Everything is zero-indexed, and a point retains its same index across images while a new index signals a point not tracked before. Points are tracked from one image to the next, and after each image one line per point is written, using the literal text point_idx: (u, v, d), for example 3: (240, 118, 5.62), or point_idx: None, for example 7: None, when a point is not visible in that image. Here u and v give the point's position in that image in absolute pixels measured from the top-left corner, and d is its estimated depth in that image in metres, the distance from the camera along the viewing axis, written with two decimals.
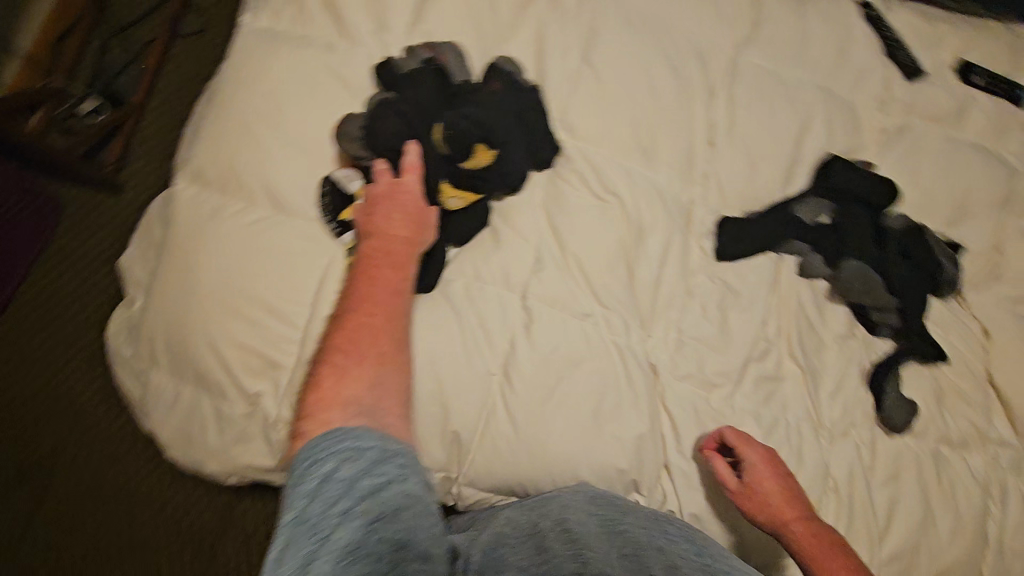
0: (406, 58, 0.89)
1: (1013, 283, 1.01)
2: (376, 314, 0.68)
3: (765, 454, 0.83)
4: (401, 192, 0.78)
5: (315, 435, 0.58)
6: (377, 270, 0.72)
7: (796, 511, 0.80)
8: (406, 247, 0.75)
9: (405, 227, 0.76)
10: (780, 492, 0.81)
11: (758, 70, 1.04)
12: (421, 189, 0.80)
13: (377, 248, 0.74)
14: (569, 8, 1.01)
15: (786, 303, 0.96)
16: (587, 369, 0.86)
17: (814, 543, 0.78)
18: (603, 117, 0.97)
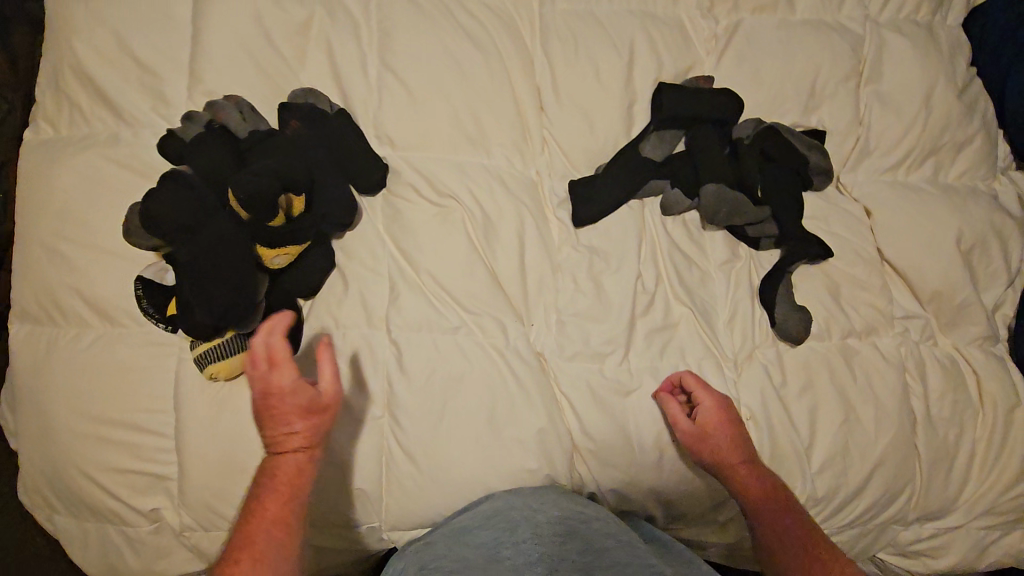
0: (185, 125, 0.81)
1: (885, 152, 0.96)
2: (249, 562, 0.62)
3: (720, 400, 0.84)
4: (274, 402, 0.68)
5: None
6: (259, 502, 0.67)
7: (742, 455, 0.82)
8: (292, 466, 0.70)
9: (291, 438, 0.69)
10: (726, 437, 0.82)
11: (569, 12, 0.97)
12: (296, 385, 0.69)
13: (266, 472, 0.69)
14: (350, 11, 0.93)
15: (659, 248, 0.92)
16: (469, 383, 0.84)
17: (755, 487, 0.80)
18: (417, 118, 0.91)
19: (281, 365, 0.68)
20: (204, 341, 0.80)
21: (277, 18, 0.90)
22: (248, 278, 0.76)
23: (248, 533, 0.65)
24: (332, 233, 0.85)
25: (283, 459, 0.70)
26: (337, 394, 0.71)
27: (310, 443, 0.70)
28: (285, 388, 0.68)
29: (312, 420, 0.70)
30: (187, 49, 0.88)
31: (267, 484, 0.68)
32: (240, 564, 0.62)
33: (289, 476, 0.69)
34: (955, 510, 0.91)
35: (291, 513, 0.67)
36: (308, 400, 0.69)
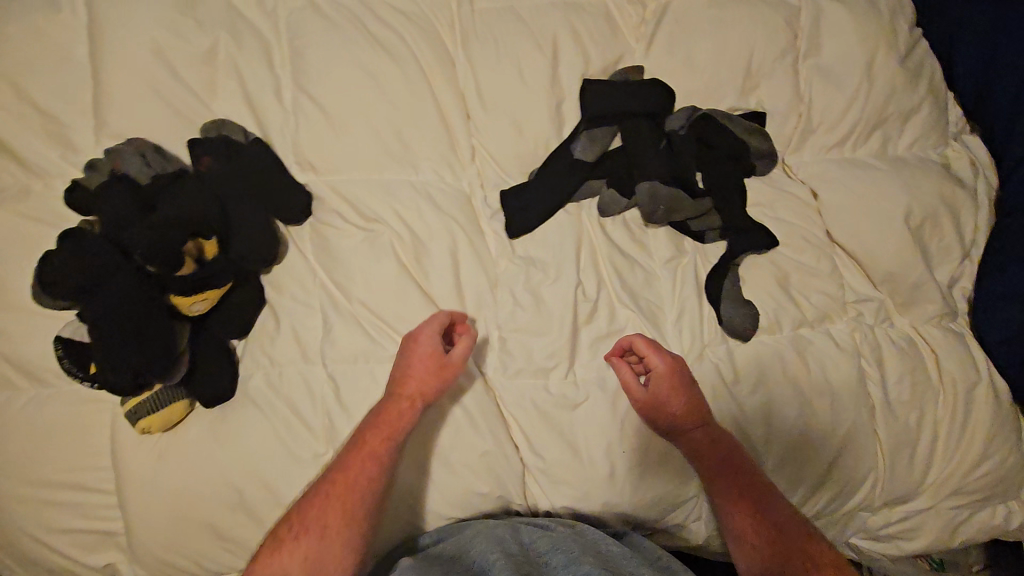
0: (91, 174, 0.78)
1: (830, 129, 0.92)
2: (339, 490, 0.72)
3: (672, 363, 0.81)
4: (411, 348, 0.80)
5: None
6: (364, 434, 0.75)
7: (698, 420, 0.80)
8: (401, 406, 0.77)
9: (407, 383, 0.78)
10: (679, 401, 0.80)
11: (489, 11, 0.92)
12: (435, 339, 0.80)
13: (376, 409, 0.77)
14: (258, 33, 0.89)
15: (599, 252, 0.89)
16: None
17: (710, 448, 0.79)
18: (337, 140, 0.87)
19: (433, 319, 0.80)
20: (132, 397, 0.79)
21: (179, 47, 0.86)
22: (168, 333, 0.75)
23: (350, 456, 0.74)
24: (257, 269, 0.83)
25: (392, 402, 0.77)
26: (458, 361, 0.79)
27: (419, 395, 0.77)
28: (424, 337, 0.80)
29: (430, 376, 0.78)
30: (89, 91, 0.85)
31: (375, 415, 0.77)
32: (336, 486, 0.73)
33: (395, 417, 0.76)
34: (921, 492, 0.89)
35: (385, 455, 0.75)
36: (433, 356, 0.79)
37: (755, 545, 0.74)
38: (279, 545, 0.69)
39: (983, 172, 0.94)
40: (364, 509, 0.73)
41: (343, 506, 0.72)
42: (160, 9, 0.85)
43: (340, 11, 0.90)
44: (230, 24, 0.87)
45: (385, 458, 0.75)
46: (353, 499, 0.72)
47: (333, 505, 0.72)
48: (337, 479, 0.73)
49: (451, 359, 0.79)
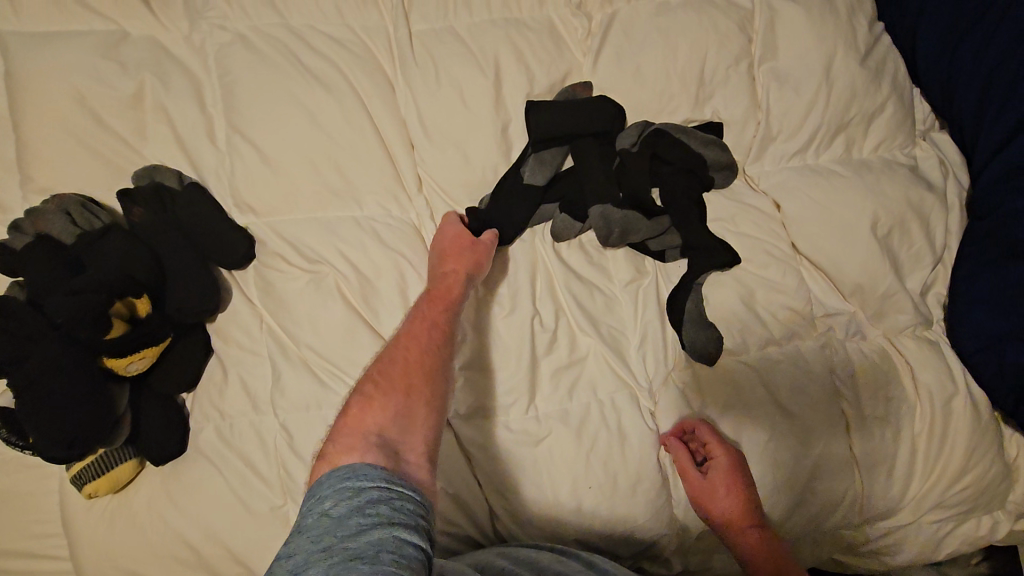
0: (17, 235, 0.75)
1: (788, 138, 0.89)
2: (416, 354, 0.69)
3: (738, 458, 0.79)
4: (443, 234, 0.82)
5: (345, 466, 0.53)
6: (416, 312, 0.75)
7: (754, 521, 0.78)
8: (449, 280, 0.78)
9: (447, 263, 0.79)
10: (738, 499, 0.77)
11: (427, 32, 0.88)
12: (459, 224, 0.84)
13: (427, 292, 0.77)
14: (186, 72, 0.85)
15: (555, 278, 0.86)
16: None
17: (763, 554, 0.76)
18: (275, 180, 0.84)
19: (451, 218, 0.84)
20: (76, 462, 0.75)
21: (103, 93, 0.82)
22: (103, 397, 0.71)
23: (414, 326, 0.73)
24: (198, 320, 0.80)
25: (438, 289, 0.77)
26: (488, 241, 0.82)
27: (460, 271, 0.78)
28: (445, 225, 0.83)
29: (466, 254, 0.79)
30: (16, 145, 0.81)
31: (428, 300, 0.76)
32: (410, 350, 0.69)
33: (447, 296, 0.76)
34: (904, 507, 0.86)
35: (445, 323, 0.74)
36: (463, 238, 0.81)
37: None
38: (369, 400, 0.63)
39: (952, 170, 0.92)
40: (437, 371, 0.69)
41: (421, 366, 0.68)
42: (80, 54, 0.82)
43: (272, 43, 0.87)
44: (155, 65, 0.84)
45: (446, 326, 0.74)
46: (427, 359, 0.69)
47: (406, 366, 0.67)
48: (406, 342, 0.70)
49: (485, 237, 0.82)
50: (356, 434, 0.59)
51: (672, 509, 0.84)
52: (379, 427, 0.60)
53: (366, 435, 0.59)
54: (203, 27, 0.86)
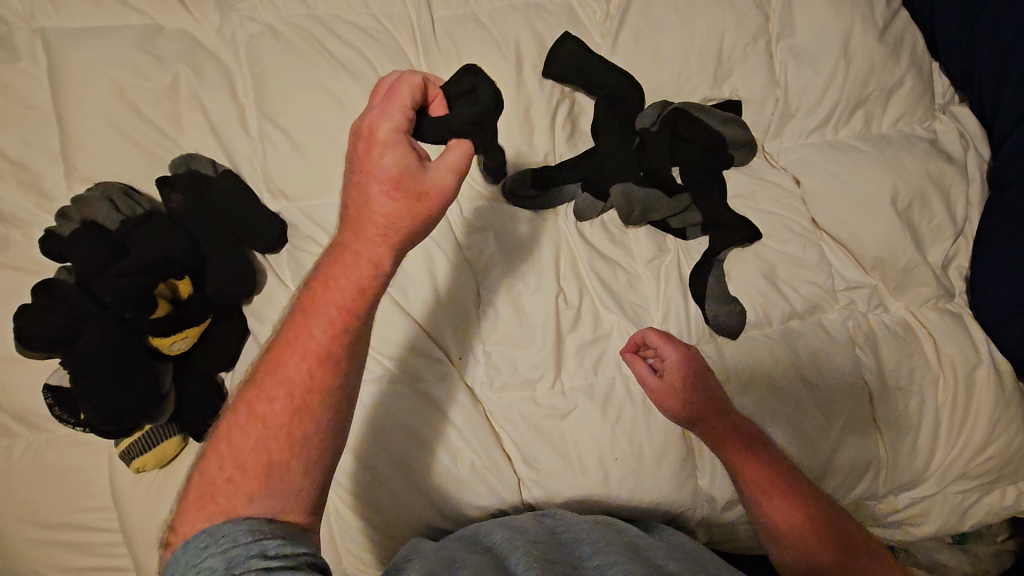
0: (65, 222, 0.79)
1: (808, 115, 0.90)
2: (285, 395, 0.56)
3: (691, 353, 0.77)
4: (366, 168, 0.59)
5: (197, 537, 0.49)
6: (306, 313, 0.59)
7: (720, 410, 0.76)
8: (354, 265, 0.60)
9: (366, 231, 0.60)
10: (701, 393, 0.75)
11: (449, 19, 0.91)
12: (389, 147, 0.58)
13: (326, 277, 0.61)
14: (219, 63, 0.88)
15: (579, 257, 0.87)
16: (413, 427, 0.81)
17: (735, 441, 0.75)
18: (306, 166, 0.87)
19: (390, 110, 0.60)
20: (123, 438, 0.78)
21: (142, 85, 0.86)
22: (150, 375, 0.74)
23: (288, 349, 0.58)
24: (236, 302, 0.83)
25: (347, 255, 0.61)
26: (435, 178, 0.60)
27: (389, 233, 0.60)
28: (376, 144, 0.59)
29: (400, 205, 0.59)
30: (61, 136, 0.85)
31: (328, 279, 0.60)
32: (279, 388, 0.56)
33: (360, 275, 0.60)
34: (927, 478, 0.86)
35: (335, 351, 0.58)
36: (404, 170, 0.58)
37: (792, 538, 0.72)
38: (207, 496, 0.52)
39: (973, 144, 0.92)
40: (315, 431, 0.56)
41: (285, 435, 0.55)
42: (119, 48, 0.86)
43: (300, 33, 0.89)
44: (190, 57, 0.87)
45: (331, 363, 0.58)
46: (299, 420, 0.56)
47: (263, 438, 0.55)
48: (269, 397, 0.56)
49: (425, 172, 0.59)
50: (201, 518, 0.51)
51: (697, 480, 0.85)
52: (234, 501, 0.52)
53: (222, 511, 0.51)
54: (234, 19, 0.89)
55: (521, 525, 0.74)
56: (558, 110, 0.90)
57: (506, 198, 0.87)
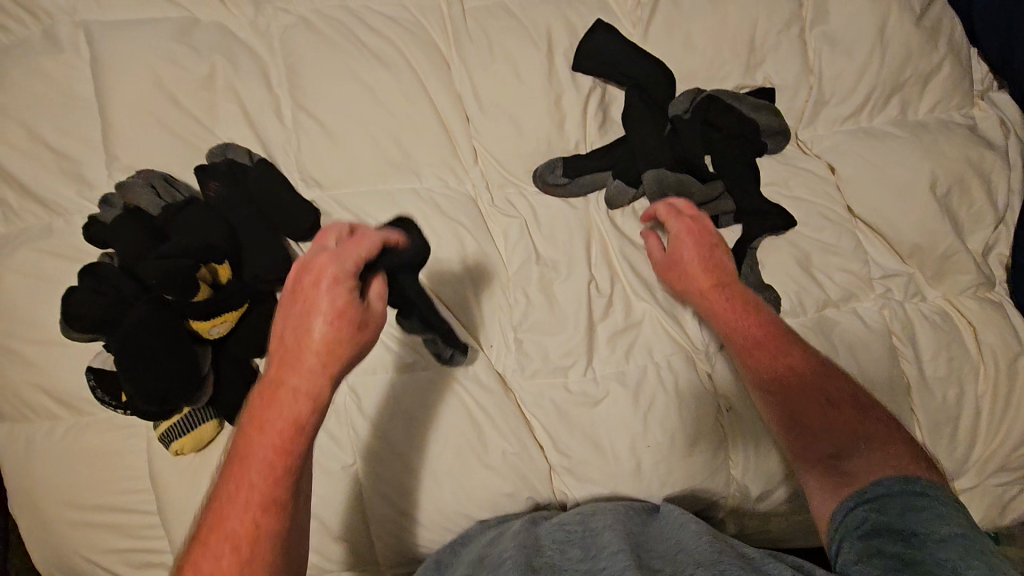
0: (108, 209, 0.81)
1: (842, 101, 0.89)
2: (230, 554, 0.51)
3: (690, 223, 0.82)
4: (307, 300, 0.55)
5: None
6: (244, 457, 0.54)
7: (712, 272, 0.80)
8: (296, 401, 0.54)
9: (304, 365, 0.54)
10: (696, 254, 0.81)
11: (480, 10, 0.91)
12: (333, 281, 0.55)
13: (261, 415, 0.54)
14: (254, 55, 0.90)
15: (610, 245, 0.88)
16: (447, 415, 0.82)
17: (727, 304, 0.78)
18: (339, 155, 0.88)
19: (341, 251, 0.56)
20: (165, 421, 0.79)
21: (181, 77, 0.88)
22: (190, 359, 0.75)
23: (228, 501, 0.53)
24: (271, 288, 0.83)
25: (283, 389, 0.54)
26: (378, 311, 0.58)
27: (332, 363, 0.55)
28: (319, 279, 0.55)
29: (341, 337, 0.55)
30: (102, 126, 0.87)
31: (263, 421, 0.54)
32: (223, 550, 0.51)
33: (295, 411, 0.54)
34: (968, 470, 0.84)
35: (280, 494, 0.54)
36: (351, 301, 0.55)
37: (794, 414, 0.72)
38: None
39: (1013, 130, 0.90)
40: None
41: None
42: (158, 40, 0.88)
43: (332, 24, 0.91)
44: (227, 49, 0.89)
45: (273, 508, 0.53)
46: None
47: None
48: (212, 557, 0.51)
49: (369, 306, 0.57)
50: None
51: (731, 469, 0.85)
52: None
53: None
54: (268, 11, 0.91)
55: (509, 532, 0.73)
56: (589, 98, 0.90)
57: (537, 186, 0.89)
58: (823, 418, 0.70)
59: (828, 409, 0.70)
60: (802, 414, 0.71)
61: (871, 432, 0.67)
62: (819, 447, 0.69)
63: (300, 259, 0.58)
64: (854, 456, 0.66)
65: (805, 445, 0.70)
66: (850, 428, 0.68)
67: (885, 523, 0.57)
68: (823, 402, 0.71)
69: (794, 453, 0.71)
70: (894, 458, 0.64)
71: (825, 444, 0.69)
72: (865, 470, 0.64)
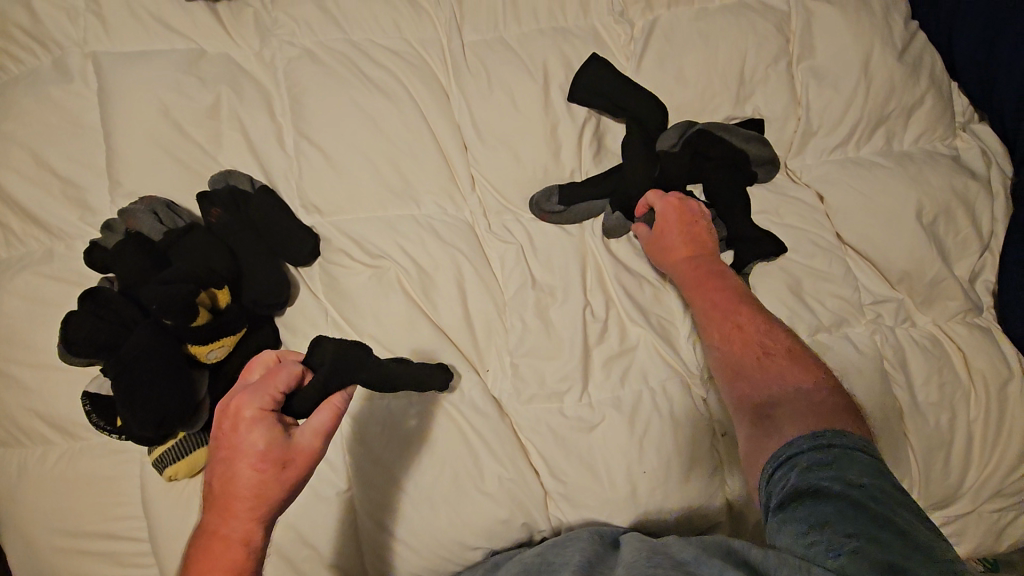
0: (108, 235, 0.82)
1: (829, 132, 0.92)
2: None
3: (673, 204, 0.86)
4: (230, 445, 0.53)
5: None
6: None
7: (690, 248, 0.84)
8: (231, 551, 0.52)
9: (235, 513, 0.53)
10: (676, 233, 0.85)
11: (478, 43, 0.95)
12: (252, 424, 0.53)
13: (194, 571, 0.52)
14: (259, 86, 0.93)
15: (604, 270, 0.89)
16: (443, 441, 0.82)
17: (699, 273, 0.82)
18: (339, 182, 0.90)
19: (262, 386, 0.55)
20: (159, 445, 0.79)
21: (186, 106, 0.90)
22: (185, 384, 0.75)
23: None
24: (269, 313, 0.84)
25: (214, 541, 0.53)
26: (308, 444, 0.55)
27: (261, 506, 0.53)
28: (240, 423, 0.54)
29: (267, 478, 0.53)
30: (106, 153, 0.88)
31: None
32: None
33: (228, 563, 0.52)
34: (962, 496, 0.85)
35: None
36: (274, 442, 0.53)
37: (742, 366, 0.74)
38: None
39: (996, 160, 0.93)
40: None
41: None
42: (165, 70, 0.90)
43: (335, 56, 0.93)
44: (232, 80, 0.92)
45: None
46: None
47: None
48: None
49: (298, 440, 0.55)
50: None
51: (726, 495, 0.85)
52: None
53: None
54: (273, 44, 0.94)
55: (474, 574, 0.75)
56: (584, 128, 0.93)
57: (534, 214, 0.91)
58: (763, 370, 0.72)
59: (767, 359, 0.72)
60: (746, 367, 0.73)
61: (804, 378, 0.69)
62: (754, 396, 0.70)
63: (224, 398, 0.57)
64: (781, 408, 0.66)
65: (746, 397, 0.71)
66: (785, 376, 0.70)
67: (792, 483, 0.57)
68: (769, 354, 0.73)
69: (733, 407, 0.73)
70: (817, 406, 0.64)
71: (759, 394, 0.70)
72: (790, 416, 0.65)
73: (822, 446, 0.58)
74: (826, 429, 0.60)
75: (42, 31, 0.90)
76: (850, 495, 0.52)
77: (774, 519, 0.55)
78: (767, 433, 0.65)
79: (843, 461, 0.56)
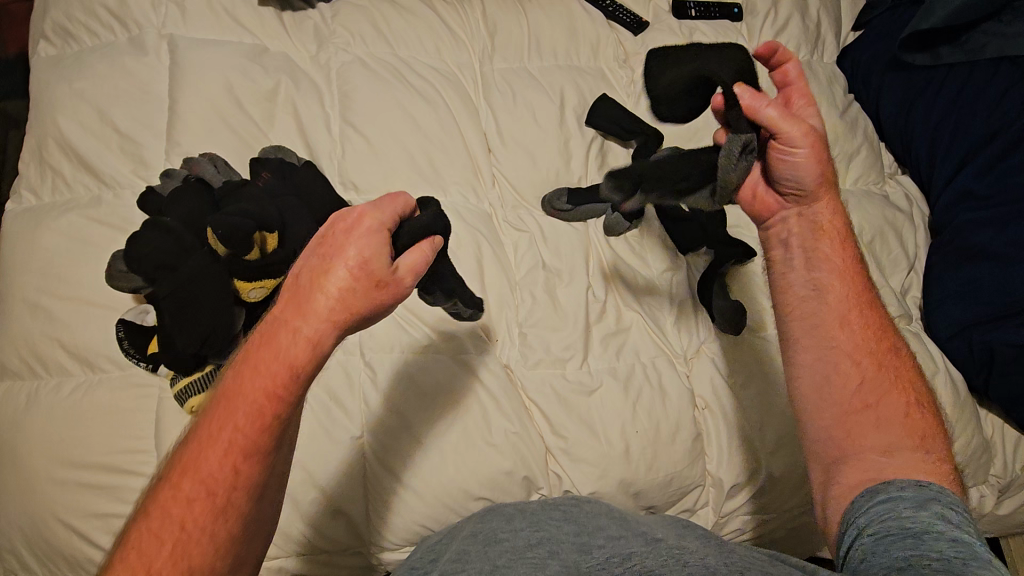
0: (165, 182, 0.90)
1: None
2: (220, 479, 0.55)
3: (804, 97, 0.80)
4: (336, 244, 0.59)
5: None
6: (238, 382, 0.57)
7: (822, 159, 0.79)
8: (303, 342, 0.57)
9: (315, 308, 0.57)
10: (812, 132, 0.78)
11: (506, 69, 1.13)
12: (363, 236, 0.59)
13: (262, 336, 0.58)
14: (314, 79, 1.06)
15: (604, 262, 1.03)
16: (458, 392, 0.89)
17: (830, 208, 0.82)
18: (378, 164, 1.02)
19: (383, 209, 0.62)
20: (184, 377, 0.84)
21: (248, 88, 1.01)
22: (225, 313, 0.80)
23: (219, 412, 0.57)
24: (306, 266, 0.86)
25: (287, 329, 0.57)
26: (399, 278, 0.60)
27: (338, 312, 0.57)
28: (355, 229, 0.59)
29: (357, 287, 0.57)
30: (167, 119, 0.97)
31: (259, 350, 0.58)
32: (201, 458, 0.55)
33: (293, 354, 0.57)
34: None
35: (263, 440, 0.56)
36: (375, 258, 0.58)
37: (871, 380, 0.75)
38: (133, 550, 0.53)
39: (917, 203, 1.15)
40: (239, 534, 0.56)
41: (215, 500, 0.55)
42: (233, 57, 1.02)
43: (383, 64, 1.08)
44: (291, 72, 1.05)
45: (253, 458, 0.56)
46: (218, 523, 0.55)
47: (189, 513, 0.54)
48: (206, 459, 0.55)
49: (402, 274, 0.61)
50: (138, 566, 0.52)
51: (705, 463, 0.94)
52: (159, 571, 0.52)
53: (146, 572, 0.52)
54: (330, 48, 1.09)
55: (525, 508, 0.81)
56: (591, 145, 1.11)
57: (546, 210, 1.04)
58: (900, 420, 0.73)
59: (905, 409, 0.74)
60: (881, 409, 0.74)
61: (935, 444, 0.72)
62: (877, 439, 0.72)
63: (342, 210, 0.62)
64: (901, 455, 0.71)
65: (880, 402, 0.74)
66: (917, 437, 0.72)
67: (895, 523, 0.61)
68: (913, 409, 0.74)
69: (843, 427, 0.75)
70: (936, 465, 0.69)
71: (884, 433, 0.72)
72: (906, 468, 0.69)
73: (933, 501, 0.63)
74: (932, 485, 0.66)
75: (125, 13, 1.01)
76: (964, 539, 0.57)
77: (867, 549, 0.60)
78: (870, 479, 0.70)
79: (951, 518, 0.61)
